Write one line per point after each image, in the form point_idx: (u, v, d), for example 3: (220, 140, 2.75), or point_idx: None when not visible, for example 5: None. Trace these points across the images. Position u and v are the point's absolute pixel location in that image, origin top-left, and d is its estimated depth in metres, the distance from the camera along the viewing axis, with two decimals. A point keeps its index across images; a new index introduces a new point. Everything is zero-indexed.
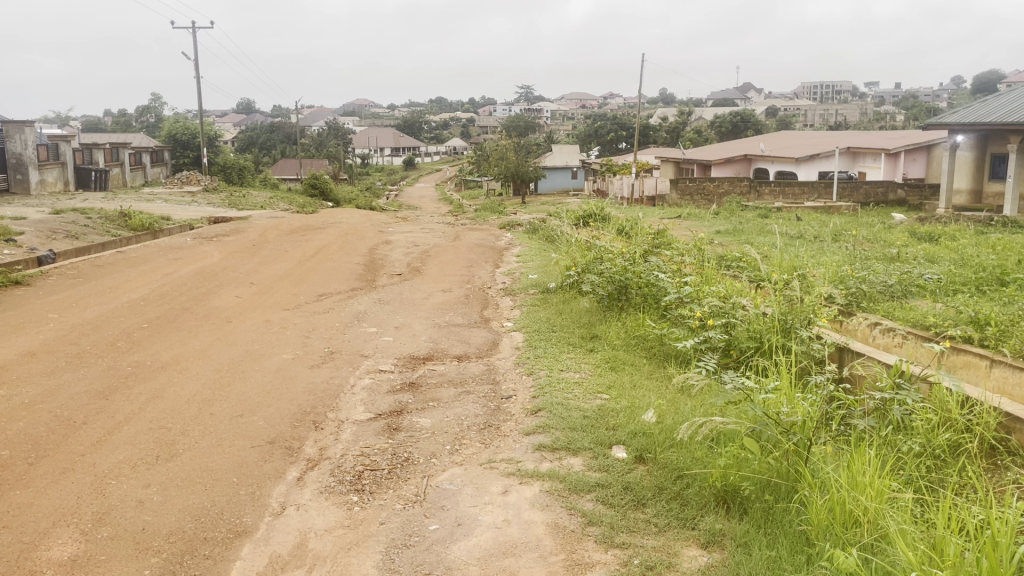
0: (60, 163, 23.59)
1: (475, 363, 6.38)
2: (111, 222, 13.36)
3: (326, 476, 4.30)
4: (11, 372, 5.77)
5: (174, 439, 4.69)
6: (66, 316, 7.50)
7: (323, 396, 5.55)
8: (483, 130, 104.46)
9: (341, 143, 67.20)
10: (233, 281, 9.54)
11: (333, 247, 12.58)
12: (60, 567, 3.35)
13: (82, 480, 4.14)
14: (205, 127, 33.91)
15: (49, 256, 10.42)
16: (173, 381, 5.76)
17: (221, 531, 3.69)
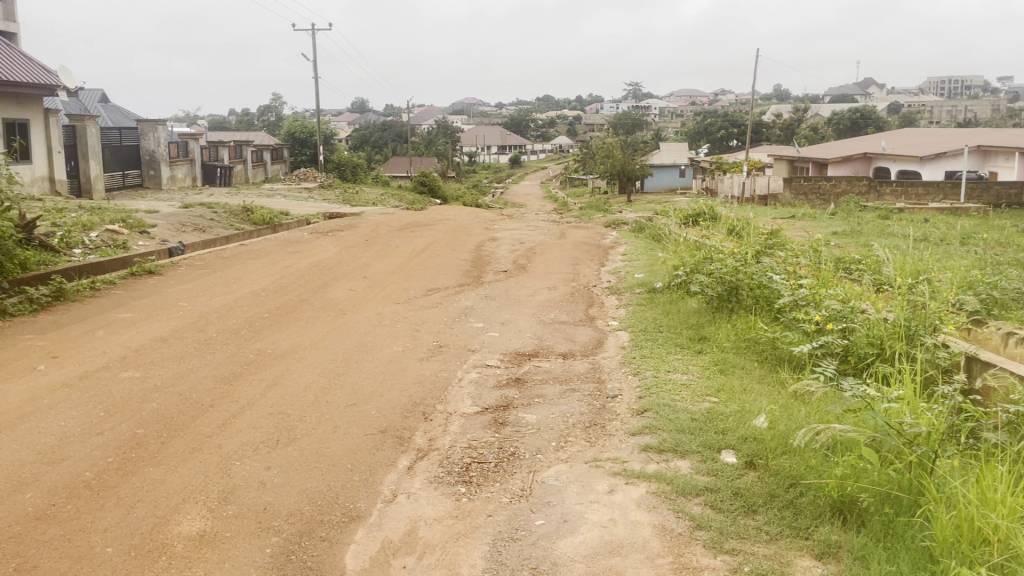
0: (188, 160, 24.97)
1: (580, 361, 6.38)
2: (235, 216, 14.07)
3: (435, 466, 4.40)
4: (145, 357, 6.17)
5: (293, 424, 4.91)
6: (193, 305, 7.96)
7: (432, 388, 5.68)
8: (591, 129, 104.15)
9: (448, 142, 68.42)
10: (347, 274, 9.86)
11: (441, 243, 12.82)
12: (189, 541, 3.56)
13: (208, 459, 4.38)
14: (320, 126, 35.20)
15: (180, 247, 11.06)
16: (292, 368, 6.03)
17: (337, 515, 3.83)
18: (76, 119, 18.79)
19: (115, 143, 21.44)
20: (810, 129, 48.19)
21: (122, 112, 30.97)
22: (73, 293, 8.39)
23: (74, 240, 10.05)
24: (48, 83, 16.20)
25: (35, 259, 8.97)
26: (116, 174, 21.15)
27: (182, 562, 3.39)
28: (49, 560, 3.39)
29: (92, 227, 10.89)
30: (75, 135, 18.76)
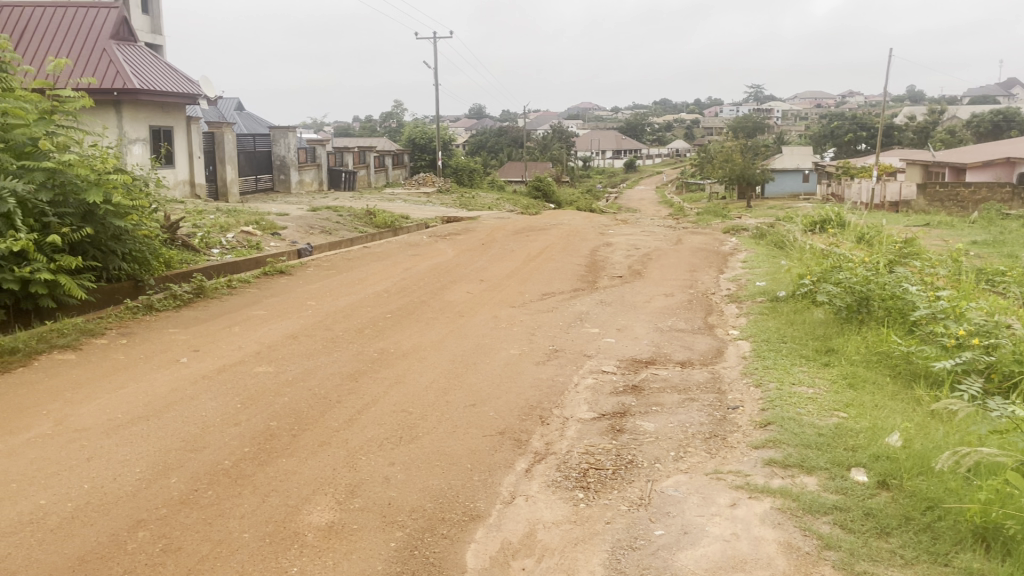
0: (315, 165, 26.08)
1: (699, 370, 6.26)
2: (359, 219, 14.60)
3: (553, 470, 4.42)
4: (278, 353, 6.51)
5: (415, 423, 5.05)
6: (321, 304, 8.31)
7: (549, 392, 5.71)
8: (708, 133, 102.07)
9: (563, 147, 68.61)
10: (464, 277, 10.05)
11: (556, 248, 12.87)
12: (319, 531, 3.72)
13: (336, 454, 4.58)
14: (440, 131, 36.00)
15: (308, 247, 11.58)
16: (413, 368, 6.20)
17: (458, 513, 3.91)
18: (215, 126, 19.98)
19: (249, 149, 22.65)
20: (947, 132, 45.56)
21: (256, 118, 32.68)
22: (211, 291, 8.93)
23: (212, 240, 10.70)
24: (191, 92, 17.30)
25: (179, 258, 9.61)
26: (249, 178, 22.32)
27: (312, 551, 3.54)
28: (193, 542, 3.62)
29: (229, 228, 11.56)
30: (213, 141, 19.94)
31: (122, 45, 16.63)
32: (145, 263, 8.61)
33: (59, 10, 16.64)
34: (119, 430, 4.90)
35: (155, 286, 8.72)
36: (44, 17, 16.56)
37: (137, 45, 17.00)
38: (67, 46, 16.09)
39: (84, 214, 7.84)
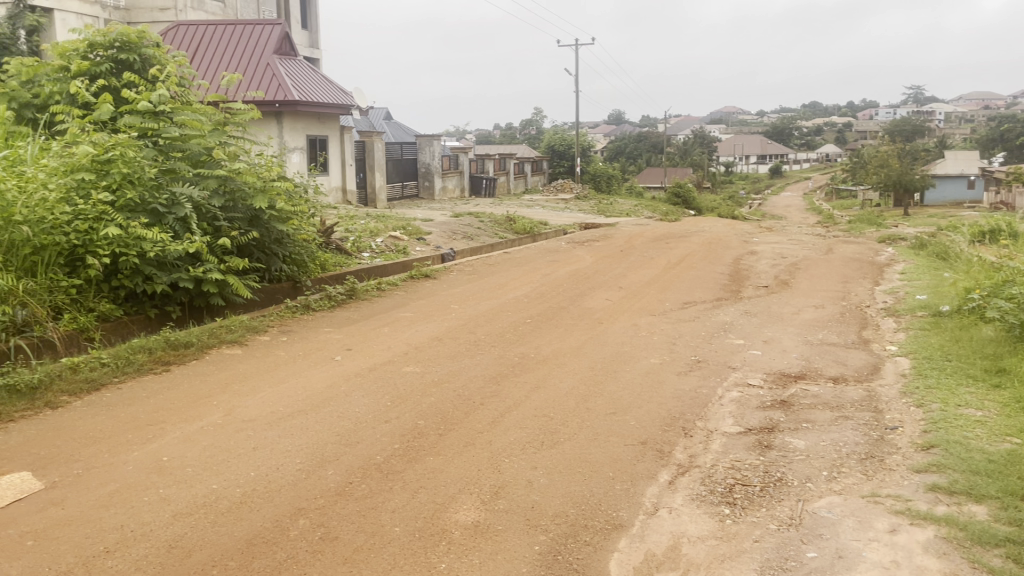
0: (458, 171, 26.80)
1: (853, 387, 5.97)
2: (499, 225, 14.88)
3: (697, 484, 4.34)
4: (424, 354, 6.74)
5: (556, 428, 5.09)
6: (464, 308, 8.54)
7: (692, 404, 5.60)
8: (860, 136, 97.12)
9: (704, 152, 67.22)
10: (605, 284, 10.04)
11: (698, 256, 12.63)
12: (465, 529, 3.82)
13: (480, 455, 4.69)
14: (580, 138, 36.16)
15: (451, 253, 12.00)
16: (553, 373, 6.26)
17: (600, 521, 3.91)
18: (365, 135, 20.94)
19: (396, 156, 23.58)
20: None
21: (403, 127, 34.00)
22: (362, 292, 9.35)
23: (363, 244, 11.25)
24: (344, 102, 18.21)
25: (332, 260, 10.14)
26: (396, 184, 23.22)
27: (459, 549, 3.64)
28: (349, 533, 3.80)
29: (377, 233, 12.11)
30: (363, 149, 20.90)
31: (284, 59, 17.72)
32: (302, 264, 9.15)
33: (229, 27, 17.93)
34: (281, 422, 5.23)
35: (311, 287, 9.24)
36: (216, 34, 17.88)
37: (297, 59, 18.06)
38: (236, 62, 17.32)
39: (250, 219, 8.48)
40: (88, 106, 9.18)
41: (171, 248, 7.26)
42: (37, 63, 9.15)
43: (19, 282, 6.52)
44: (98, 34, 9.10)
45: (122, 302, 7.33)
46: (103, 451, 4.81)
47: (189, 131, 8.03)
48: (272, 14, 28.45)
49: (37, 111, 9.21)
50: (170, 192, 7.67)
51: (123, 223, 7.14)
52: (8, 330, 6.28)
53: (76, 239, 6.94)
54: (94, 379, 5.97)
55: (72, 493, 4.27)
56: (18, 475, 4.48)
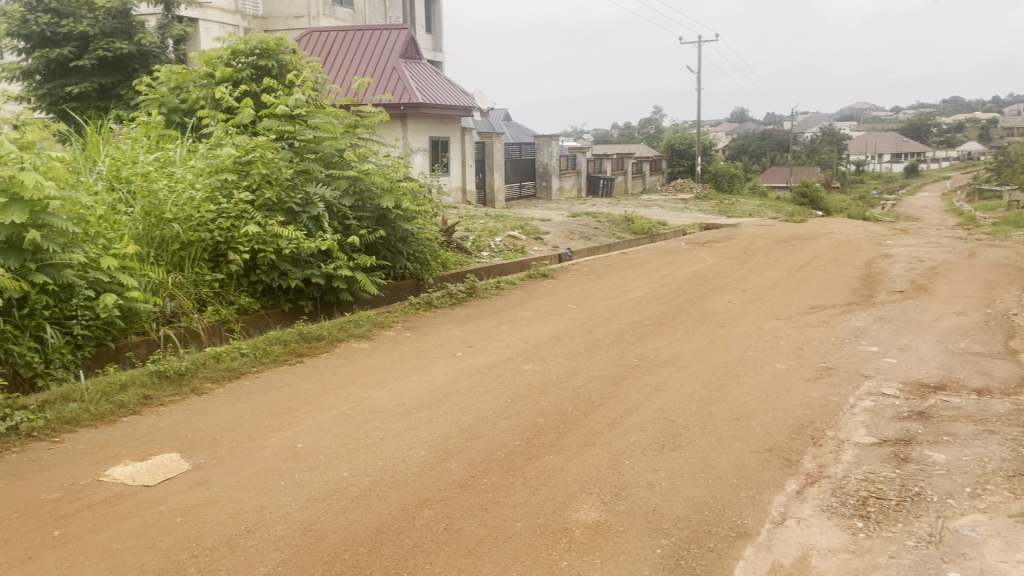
0: (576, 171, 26.82)
1: (1000, 400, 5.59)
2: (617, 225, 14.79)
3: (827, 495, 4.18)
4: (543, 353, 6.79)
5: (678, 431, 5.02)
6: (582, 308, 8.54)
7: (822, 412, 5.39)
8: (1006, 132, 90.70)
9: (831, 151, 64.55)
10: (727, 286, 9.80)
11: (826, 258, 12.13)
12: (586, 529, 3.83)
13: (601, 455, 4.69)
14: (700, 137, 35.48)
15: (568, 252, 12.03)
16: (674, 375, 6.17)
17: (724, 528, 3.83)
18: (485, 136, 21.27)
19: (515, 156, 23.85)
20: None
21: (522, 128, 34.35)
22: (482, 290, 9.51)
23: (483, 243, 11.46)
24: (466, 104, 18.56)
25: (453, 259, 10.37)
26: (514, 184, 23.47)
27: (580, 547, 3.66)
28: (471, 525, 3.88)
29: (496, 232, 12.31)
30: (483, 150, 21.25)
31: (409, 62, 18.23)
32: (425, 262, 9.40)
33: (358, 33, 18.60)
34: (405, 415, 5.39)
35: (433, 284, 9.48)
36: (345, 40, 18.63)
37: (421, 62, 18.53)
38: (363, 66, 18.00)
39: (378, 218, 8.78)
40: (230, 110, 9.74)
41: (305, 246, 7.62)
42: (185, 71, 9.78)
43: (168, 276, 7.01)
44: (240, 42, 9.64)
45: (259, 297, 7.75)
46: (243, 436, 5.10)
47: (323, 134, 8.40)
48: (398, 19, 29.31)
49: (184, 116, 9.84)
50: (304, 192, 8.05)
51: (261, 221, 7.57)
52: (159, 320, 6.75)
53: (219, 236, 7.40)
54: (234, 368, 6.35)
55: (215, 474, 4.55)
56: (168, 456, 4.81)
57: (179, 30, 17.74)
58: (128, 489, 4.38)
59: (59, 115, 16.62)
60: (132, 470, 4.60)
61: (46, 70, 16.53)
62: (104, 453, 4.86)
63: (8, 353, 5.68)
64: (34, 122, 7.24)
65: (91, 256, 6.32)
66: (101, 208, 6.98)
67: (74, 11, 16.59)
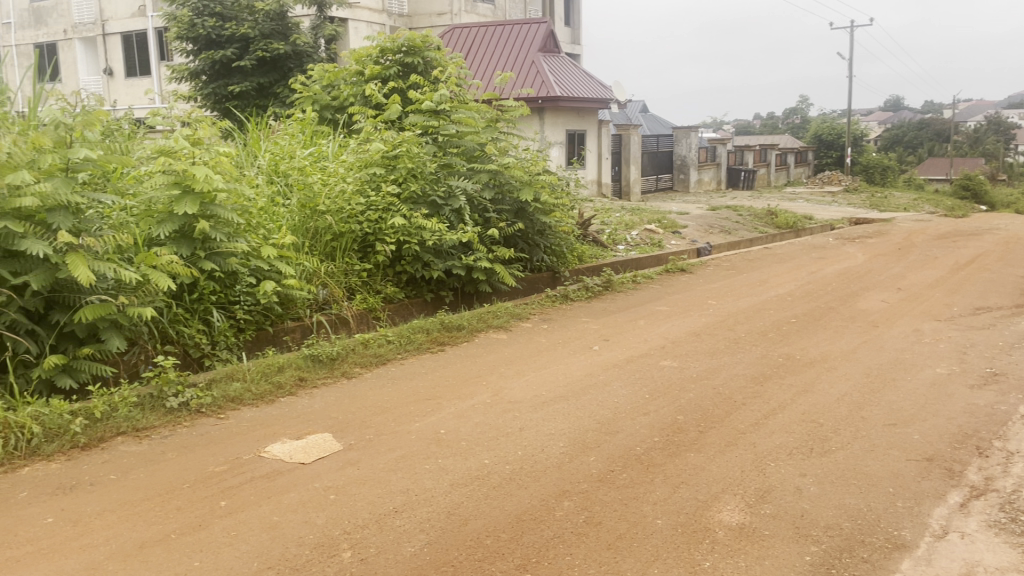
0: (716, 163, 26.17)
1: None
2: (760, 219, 14.32)
3: (994, 510, 3.90)
4: (683, 349, 6.68)
5: (827, 435, 4.81)
6: (723, 304, 8.32)
7: (988, 421, 5.02)
8: None
9: (998, 140, 59.84)
10: (879, 284, 9.28)
11: (992, 256, 11.26)
12: (730, 530, 3.74)
13: (745, 456, 4.56)
14: (850, 127, 33.80)
15: (707, 247, 11.76)
16: (822, 377, 5.91)
17: (879, 538, 3.64)
18: (623, 128, 21.10)
19: (653, 149, 23.53)
20: None
21: (660, 120, 33.84)
22: (619, 284, 9.44)
23: (619, 237, 11.39)
24: (603, 97, 18.47)
25: (589, 252, 10.37)
26: (651, 177, 23.18)
27: (724, 549, 3.58)
28: (612, 519, 3.88)
29: (633, 226, 12.21)
30: (620, 143, 21.10)
31: (548, 56, 18.34)
32: (561, 255, 9.45)
33: (498, 28, 18.89)
34: (544, 406, 5.44)
35: (570, 277, 9.51)
36: (486, 35, 18.95)
37: (561, 55, 18.57)
38: (503, 61, 18.27)
39: (516, 211, 8.90)
40: (377, 106, 10.11)
41: (447, 238, 7.83)
42: (337, 69, 10.24)
43: (321, 265, 7.38)
44: (388, 40, 10.00)
45: (404, 286, 8.03)
46: (389, 420, 5.31)
47: (465, 128, 8.55)
48: (537, 12, 29.49)
49: (335, 112, 10.29)
50: (447, 185, 8.26)
51: (407, 214, 7.83)
52: (312, 307, 7.12)
53: (368, 228, 7.71)
54: (381, 355, 6.61)
55: (364, 455, 4.76)
56: (321, 436, 5.07)
57: (330, 30, 18.64)
58: (286, 466, 4.66)
59: (222, 112, 17.78)
60: (289, 448, 4.89)
61: (211, 71, 17.73)
62: (265, 431, 5.19)
63: (180, 333, 6.12)
64: (203, 120, 7.79)
65: (253, 246, 6.75)
66: (262, 200, 7.44)
67: (236, 14, 17.68)
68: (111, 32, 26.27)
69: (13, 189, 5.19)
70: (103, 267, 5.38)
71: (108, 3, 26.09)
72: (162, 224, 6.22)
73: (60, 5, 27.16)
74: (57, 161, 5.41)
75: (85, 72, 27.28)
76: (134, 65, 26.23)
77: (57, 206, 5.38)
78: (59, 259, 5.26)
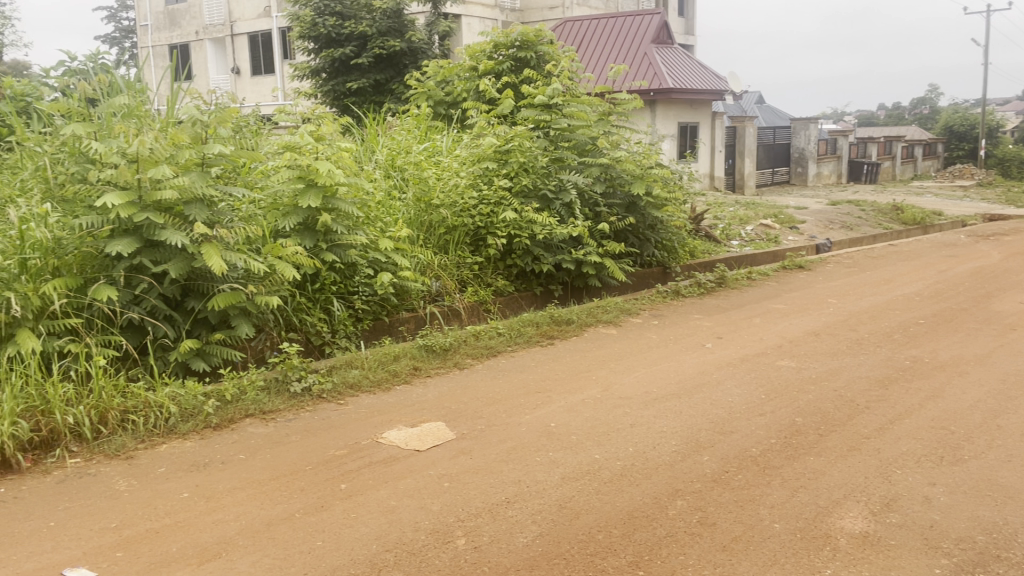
0: (836, 156, 25.17)
1: None
2: (884, 215, 13.67)
3: None
4: (801, 349, 6.47)
5: (960, 443, 4.55)
6: (844, 303, 7.99)
7: None
8: None
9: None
10: (1018, 285, 8.69)
11: None
12: (852, 538, 3.60)
13: (868, 461, 4.38)
14: (985, 117, 31.80)
15: (826, 243, 11.34)
16: (954, 382, 5.60)
17: (1017, 554, 3.43)
18: (737, 120, 20.55)
19: (769, 141, 22.87)
20: None
21: (777, 112, 32.81)
22: (733, 281, 9.22)
23: (733, 232, 11.13)
24: (718, 88, 18.05)
25: (702, 247, 10.17)
26: (766, 171, 22.53)
27: (846, 557, 3.45)
28: (727, 521, 3.80)
29: (747, 221, 11.90)
30: (734, 135, 20.57)
31: (661, 48, 18.05)
32: (673, 250, 9.31)
33: (611, 21, 18.76)
34: (656, 403, 5.38)
35: (681, 273, 9.35)
36: (599, 28, 18.86)
37: (674, 46, 18.24)
38: (615, 54, 18.14)
39: (628, 205, 8.83)
40: (490, 101, 10.21)
41: (558, 232, 7.85)
42: (451, 65, 10.40)
43: (435, 258, 7.54)
44: (501, 35, 10.10)
45: (514, 280, 8.10)
46: (500, 411, 5.38)
47: (577, 122, 8.52)
48: (650, 2, 29.06)
49: (449, 108, 10.45)
50: (558, 179, 8.28)
51: (518, 208, 7.89)
52: (426, 299, 7.29)
53: (480, 221, 7.82)
54: (492, 347, 6.70)
55: (477, 445, 4.84)
56: (435, 424, 5.19)
57: (444, 26, 18.95)
58: (402, 452, 4.80)
59: (340, 108, 18.39)
60: (404, 435, 5.03)
61: (331, 69, 18.37)
62: (381, 417, 5.36)
63: (302, 322, 6.38)
64: (326, 116, 8.08)
65: (371, 239, 6.97)
66: (379, 194, 7.67)
67: (355, 13, 18.21)
68: (239, 32, 27.59)
69: (155, 183, 5.55)
70: (234, 257, 5.68)
71: (237, 4, 27.39)
72: (287, 217, 6.51)
73: (192, 7, 28.70)
74: (194, 156, 5.74)
75: (214, 70, 28.75)
76: (259, 64, 27.46)
77: (193, 199, 5.71)
78: (195, 249, 5.58)
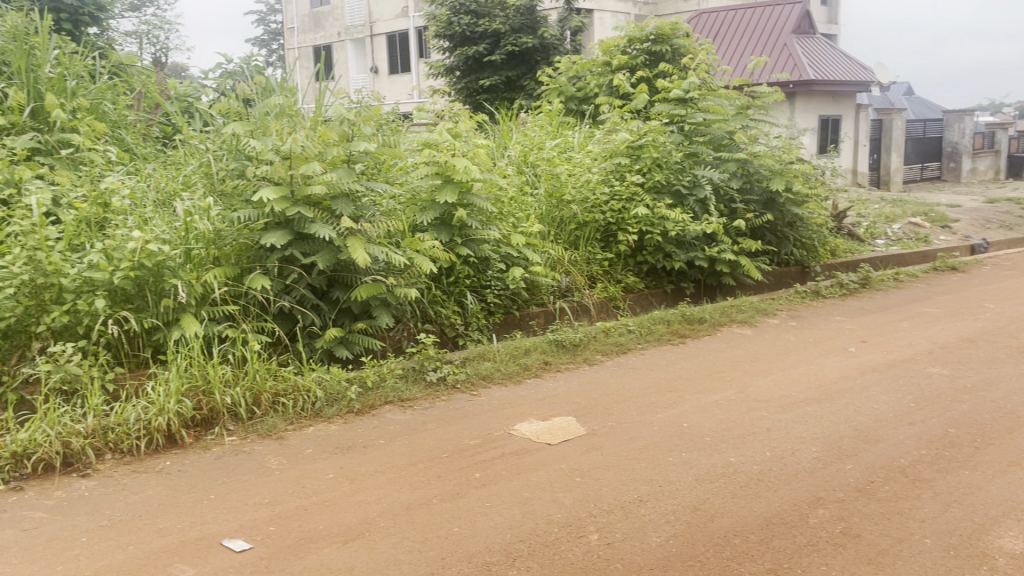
0: (994, 151, 23.49)
1: None
2: None
3: None
4: (953, 355, 6.09)
5: None
6: (1002, 308, 7.46)
7: None
8: None
9: None
10: None
11: None
12: (1013, 559, 3.37)
13: None
14: None
15: (983, 244, 10.61)
16: None
17: None
18: (884, 112, 19.52)
19: (918, 134, 21.65)
20: None
21: (927, 104, 30.91)
22: (877, 282, 8.77)
23: (877, 231, 10.61)
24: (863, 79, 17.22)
25: (843, 246, 9.73)
26: (914, 166, 21.35)
27: None
28: (872, 533, 3.64)
29: (894, 219, 11.31)
30: (880, 128, 19.57)
31: (802, 38, 17.39)
32: (812, 249, 8.96)
33: (749, 11, 18.23)
34: (794, 407, 5.21)
35: (820, 272, 8.99)
36: (736, 19, 18.39)
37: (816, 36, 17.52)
38: (752, 46, 17.63)
39: (765, 202, 8.57)
40: (624, 96, 10.14)
41: (691, 229, 7.71)
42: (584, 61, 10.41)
43: (565, 253, 7.59)
44: (636, 29, 10.03)
45: (644, 277, 8.03)
46: (632, 409, 5.35)
47: (713, 116, 8.32)
48: None
49: (581, 103, 10.45)
50: (692, 175, 8.13)
51: (651, 204, 7.80)
52: (556, 293, 7.35)
53: (611, 217, 7.80)
54: (622, 343, 6.68)
55: (608, 442, 4.84)
56: (566, 419, 5.23)
57: (577, 21, 18.94)
58: (533, 444, 4.87)
59: (473, 105, 18.72)
60: (536, 428, 5.10)
61: (465, 66, 18.74)
62: (513, 410, 5.46)
63: (437, 314, 6.57)
64: (462, 113, 8.29)
65: (504, 234, 7.08)
66: (512, 189, 7.78)
67: (490, 11, 18.51)
68: (378, 32, 28.63)
69: (305, 179, 5.84)
70: (376, 250, 5.91)
71: (377, 5, 28.42)
72: (425, 211, 6.71)
73: (335, 10, 29.99)
74: (341, 153, 6.02)
75: (355, 70, 29.95)
76: (397, 63, 28.40)
77: (340, 194, 5.97)
78: (341, 241, 5.85)
